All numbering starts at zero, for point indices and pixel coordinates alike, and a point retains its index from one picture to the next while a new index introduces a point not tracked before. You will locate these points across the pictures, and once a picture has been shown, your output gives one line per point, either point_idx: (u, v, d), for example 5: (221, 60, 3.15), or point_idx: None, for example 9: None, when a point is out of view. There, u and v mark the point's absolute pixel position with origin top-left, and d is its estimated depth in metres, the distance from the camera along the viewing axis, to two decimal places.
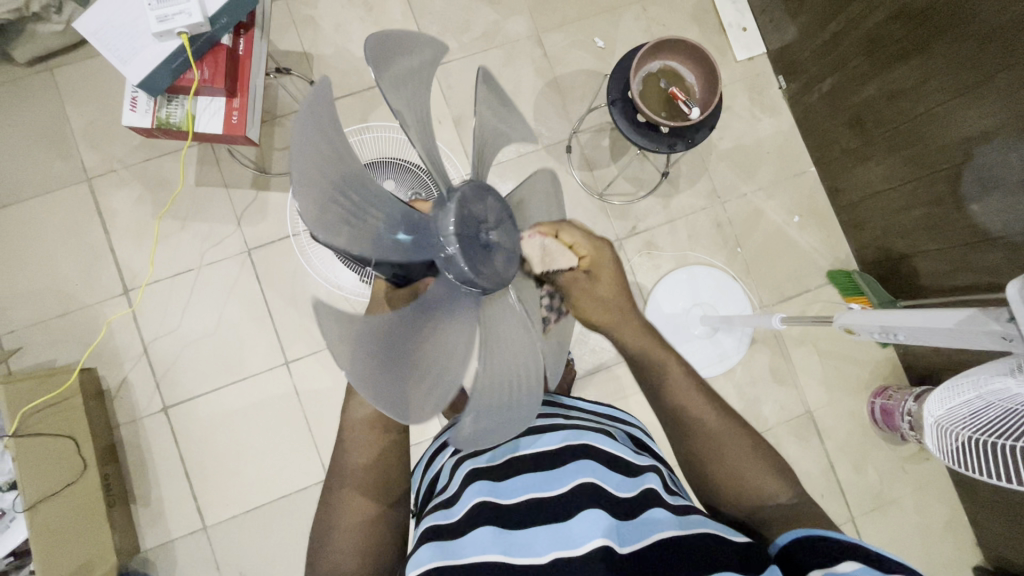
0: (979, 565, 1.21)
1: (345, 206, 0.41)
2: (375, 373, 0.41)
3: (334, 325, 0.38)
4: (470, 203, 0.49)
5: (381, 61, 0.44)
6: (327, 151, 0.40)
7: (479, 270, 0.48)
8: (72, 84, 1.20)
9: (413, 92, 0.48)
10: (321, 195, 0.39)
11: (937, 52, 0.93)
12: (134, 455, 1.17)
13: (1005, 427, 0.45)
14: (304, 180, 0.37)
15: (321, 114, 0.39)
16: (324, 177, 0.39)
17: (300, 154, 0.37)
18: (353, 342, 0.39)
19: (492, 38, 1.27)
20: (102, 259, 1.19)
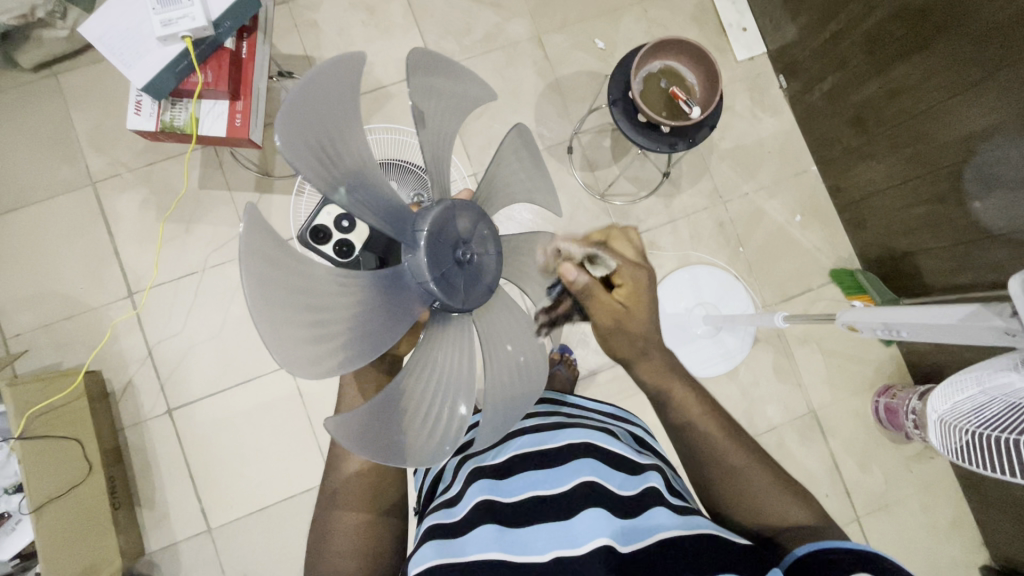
0: (986, 565, 1.20)
1: (330, 169, 0.43)
2: (282, 309, 0.38)
3: (259, 239, 0.37)
4: (454, 221, 0.52)
5: (422, 73, 0.48)
6: (336, 109, 0.43)
7: (446, 281, 0.51)
8: (77, 89, 1.21)
9: (445, 112, 0.52)
10: (310, 133, 0.41)
11: (938, 50, 0.93)
12: (139, 457, 1.17)
13: (1008, 421, 0.45)
14: (300, 110, 0.40)
15: (340, 84, 0.42)
16: (318, 137, 0.42)
17: (299, 105, 0.40)
18: (269, 265, 0.37)
19: (493, 40, 1.28)
20: (106, 263, 1.20)
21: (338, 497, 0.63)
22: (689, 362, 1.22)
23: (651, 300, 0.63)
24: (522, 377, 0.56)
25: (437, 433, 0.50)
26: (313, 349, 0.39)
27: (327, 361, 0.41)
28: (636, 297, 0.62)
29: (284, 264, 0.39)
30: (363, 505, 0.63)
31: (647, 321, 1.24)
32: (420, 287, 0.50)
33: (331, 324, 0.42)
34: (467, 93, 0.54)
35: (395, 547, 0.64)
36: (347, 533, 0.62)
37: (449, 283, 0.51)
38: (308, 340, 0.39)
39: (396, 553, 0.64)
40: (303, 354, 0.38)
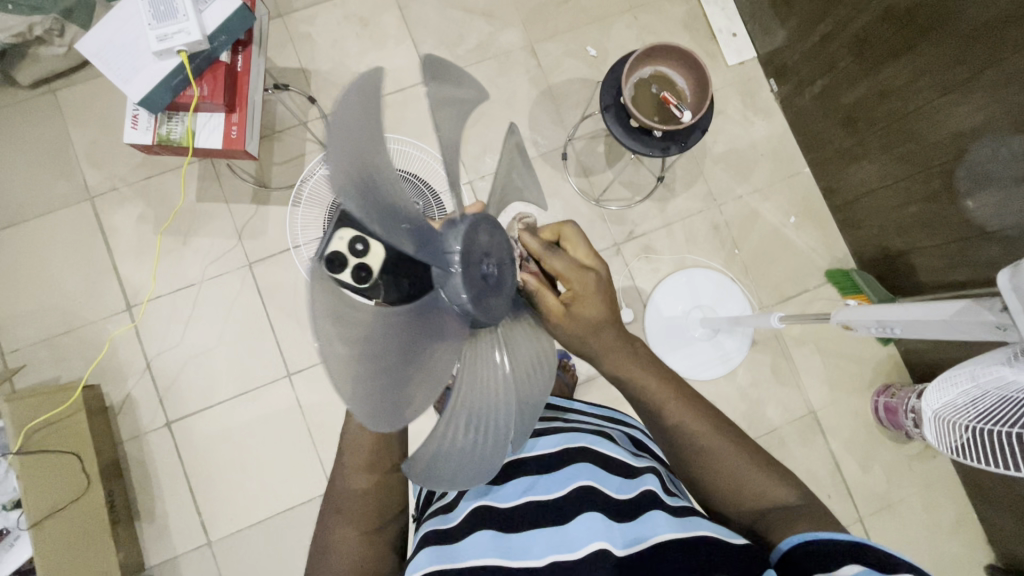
0: (991, 563, 1.19)
1: (362, 195, 0.41)
2: (349, 359, 0.37)
3: (320, 301, 0.36)
4: (482, 235, 0.48)
5: (434, 79, 0.46)
6: (368, 134, 0.41)
7: (480, 303, 0.47)
8: (74, 105, 1.23)
9: (451, 117, 0.50)
10: (347, 164, 0.39)
11: (924, 51, 0.94)
12: (138, 471, 1.17)
13: (1004, 415, 0.45)
14: (339, 142, 0.38)
15: (370, 109, 0.40)
16: (350, 167, 0.40)
17: (333, 139, 0.38)
18: (329, 314, 0.37)
19: (486, 49, 1.29)
20: (105, 276, 1.21)
21: (339, 511, 0.63)
22: (688, 365, 1.22)
23: (601, 300, 0.59)
24: (547, 367, 0.55)
25: (491, 448, 0.49)
26: (376, 401, 0.39)
27: (394, 405, 0.41)
28: (582, 300, 0.58)
29: (341, 310, 0.38)
30: (364, 519, 0.62)
31: (644, 325, 1.24)
32: (451, 308, 0.47)
33: (387, 371, 0.41)
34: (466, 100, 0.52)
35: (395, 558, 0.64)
36: (348, 547, 0.61)
37: (483, 303, 0.47)
38: (375, 384, 0.39)
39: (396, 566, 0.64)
40: (372, 400, 0.39)
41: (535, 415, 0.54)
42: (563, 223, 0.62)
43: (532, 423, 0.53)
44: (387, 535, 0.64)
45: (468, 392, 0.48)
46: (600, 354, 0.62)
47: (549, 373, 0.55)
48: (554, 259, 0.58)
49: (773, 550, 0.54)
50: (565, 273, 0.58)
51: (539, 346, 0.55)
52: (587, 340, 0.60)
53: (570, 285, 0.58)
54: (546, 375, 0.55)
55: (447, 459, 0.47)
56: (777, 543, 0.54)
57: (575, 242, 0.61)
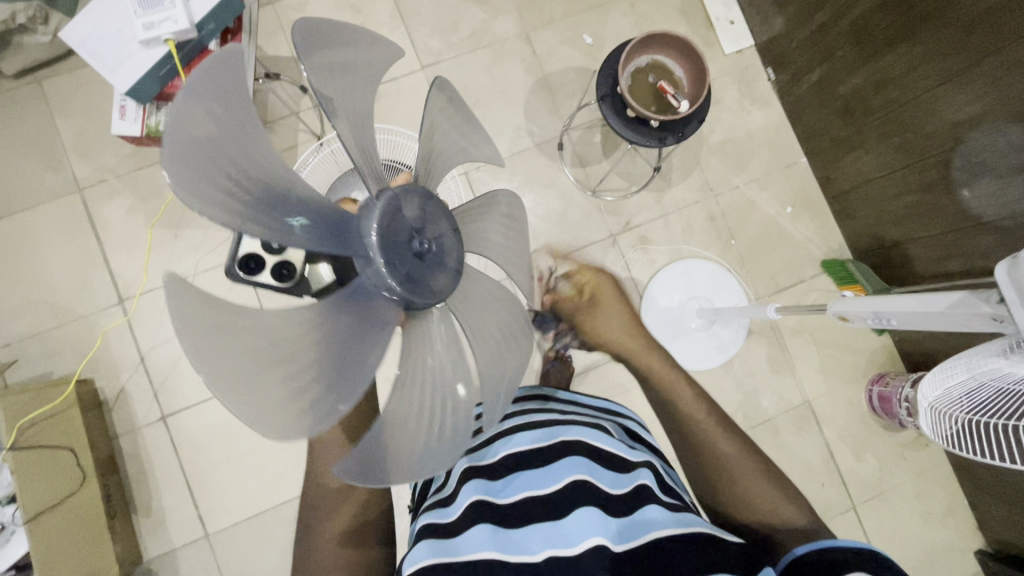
0: (981, 548, 1.21)
1: (240, 194, 0.38)
2: (245, 372, 0.35)
3: (183, 313, 0.34)
4: (400, 210, 0.46)
5: (313, 47, 0.43)
6: (229, 128, 0.37)
7: (430, 290, 0.47)
8: (61, 96, 1.20)
9: (350, 86, 0.47)
10: (207, 165, 0.35)
11: (923, 39, 0.93)
12: (133, 465, 1.16)
13: (1000, 407, 0.45)
14: (190, 144, 0.34)
15: (222, 98, 0.36)
16: (218, 171, 0.36)
17: (183, 144, 0.34)
18: (204, 326, 0.35)
19: (480, 37, 1.27)
20: (96, 269, 1.19)
21: (319, 506, 0.63)
22: (685, 355, 1.22)
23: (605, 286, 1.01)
24: (513, 342, 0.53)
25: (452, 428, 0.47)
26: (291, 406, 0.38)
27: (313, 412, 0.40)
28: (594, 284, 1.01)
29: (231, 316, 0.37)
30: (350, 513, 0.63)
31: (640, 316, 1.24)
32: (377, 296, 0.45)
33: (299, 372, 0.39)
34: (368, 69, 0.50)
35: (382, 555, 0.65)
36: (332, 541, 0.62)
37: (432, 287, 0.47)
38: (283, 392, 0.38)
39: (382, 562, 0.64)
40: (281, 411, 0.37)
41: (504, 396, 0.51)
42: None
43: (498, 403, 0.51)
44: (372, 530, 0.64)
45: (415, 377, 0.47)
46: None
47: (517, 344, 0.53)
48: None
49: (784, 556, 0.55)
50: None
51: (501, 319, 0.53)
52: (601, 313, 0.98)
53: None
54: (511, 349, 0.53)
55: (403, 450, 0.44)
56: (793, 548, 0.55)
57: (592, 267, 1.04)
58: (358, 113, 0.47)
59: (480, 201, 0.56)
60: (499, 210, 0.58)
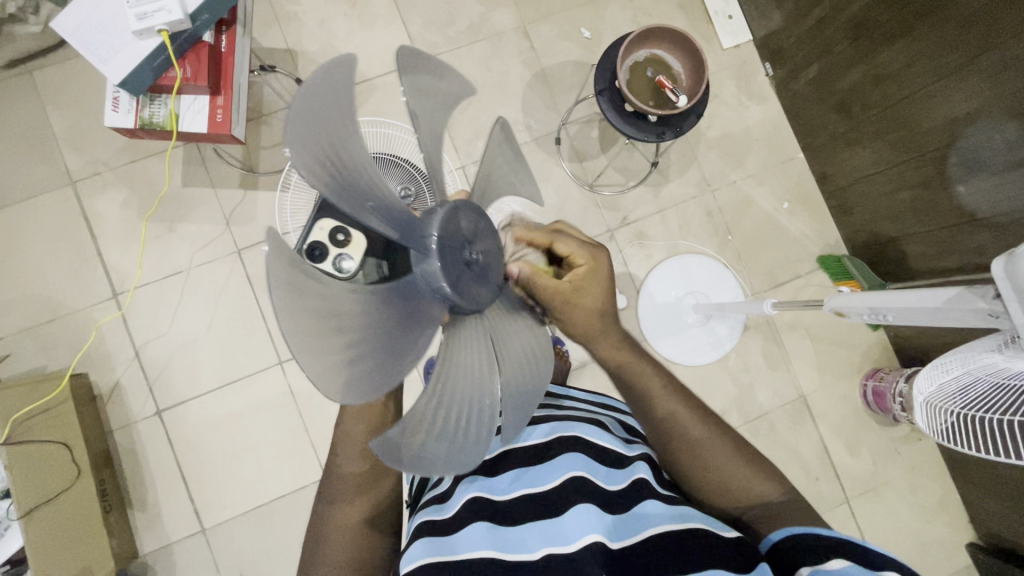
0: (971, 542, 1.23)
1: (332, 178, 0.41)
2: (312, 334, 0.36)
3: (277, 267, 0.35)
4: (462, 217, 0.46)
5: (410, 68, 0.45)
6: (336, 121, 0.41)
7: (477, 298, 0.47)
8: (53, 87, 1.19)
9: (430, 109, 0.49)
10: (314, 148, 0.39)
11: (920, 35, 0.93)
12: (128, 459, 1.16)
13: (995, 402, 0.45)
14: (303, 129, 0.38)
15: (336, 93, 0.40)
16: (321, 147, 0.40)
17: (302, 115, 0.38)
18: (289, 282, 0.36)
19: (477, 31, 1.27)
20: (89, 263, 1.18)
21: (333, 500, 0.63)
22: (681, 350, 1.22)
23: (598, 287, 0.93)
24: (536, 361, 0.55)
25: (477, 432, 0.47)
26: (347, 376, 0.38)
27: (366, 386, 0.39)
28: None
29: (310, 280, 0.37)
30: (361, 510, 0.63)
31: (637, 311, 1.24)
32: (435, 295, 0.45)
33: (359, 345, 0.40)
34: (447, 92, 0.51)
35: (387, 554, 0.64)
36: (342, 539, 0.61)
37: (478, 296, 0.47)
38: (344, 357, 0.38)
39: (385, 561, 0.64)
40: (341, 375, 0.38)
41: (524, 411, 0.53)
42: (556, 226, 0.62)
43: (518, 417, 0.53)
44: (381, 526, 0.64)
45: (449, 377, 0.47)
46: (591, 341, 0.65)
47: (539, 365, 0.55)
48: (566, 241, 0.61)
49: (762, 539, 0.56)
50: (573, 254, 0.61)
51: (529, 336, 0.55)
52: None
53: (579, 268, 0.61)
54: (536, 366, 0.55)
55: (429, 445, 0.44)
56: (767, 534, 0.56)
57: None
58: (432, 135, 0.49)
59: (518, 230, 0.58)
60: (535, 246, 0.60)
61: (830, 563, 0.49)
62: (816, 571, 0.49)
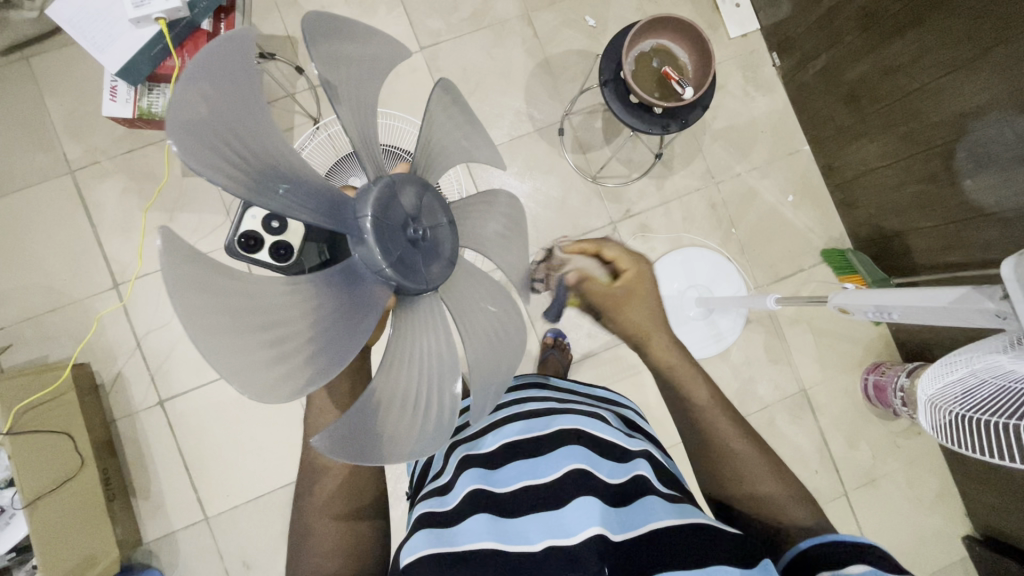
0: (968, 535, 1.23)
1: (242, 167, 0.36)
2: (230, 331, 0.33)
3: (181, 265, 0.31)
4: (397, 192, 0.46)
5: (320, 35, 0.40)
6: (236, 98, 0.35)
7: (427, 276, 0.47)
8: (50, 74, 1.17)
9: (357, 80, 0.45)
10: (213, 136, 0.34)
11: (932, 26, 0.92)
12: (131, 449, 1.16)
13: (1000, 404, 0.44)
14: (193, 116, 0.33)
15: (230, 68, 0.35)
16: (223, 137, 0.35)
17: (193, 112, 0.33)
18: (192, 286, 0.32)
19: (480, 18, 1.24)
20: (90, 253, 1.18)
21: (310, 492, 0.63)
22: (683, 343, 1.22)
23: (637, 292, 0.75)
24: (506, 341, 0.53)
25: (433, 419, 0.46)
26: (278, 377, 0.35)
27: (301, 382, 0.37)
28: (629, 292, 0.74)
29: (243, 92, 0.36)
30: (340, 497, 0.63)
31: None
32: (378, 277, 0.44)
33: (290, 338, 0.37)
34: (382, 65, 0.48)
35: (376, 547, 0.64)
36: (325, 530, 0.62)
37: (427, 274, 0.47)
38: (272, 358, 0.35)
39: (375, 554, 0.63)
40: (270, 377, 0.35)
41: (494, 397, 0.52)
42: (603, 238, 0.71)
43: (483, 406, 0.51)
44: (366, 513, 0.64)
45: (405, 355, 0.47)
46: (642, 342, 0.69)
47: (507, 345, 0.53)
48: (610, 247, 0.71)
49: (788, 549, 0.55)
50: (619, 260, 0.70)
51: (498, 319, 0.54)
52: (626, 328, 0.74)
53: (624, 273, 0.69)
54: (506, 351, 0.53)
55: (387, 435, 0.43)
56: (798, 542, 0.55)
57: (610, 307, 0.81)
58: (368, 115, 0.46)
59: (477, 200, 0.56)
60: (500, 208, 0.57)
61: (848, 568, 0.48)
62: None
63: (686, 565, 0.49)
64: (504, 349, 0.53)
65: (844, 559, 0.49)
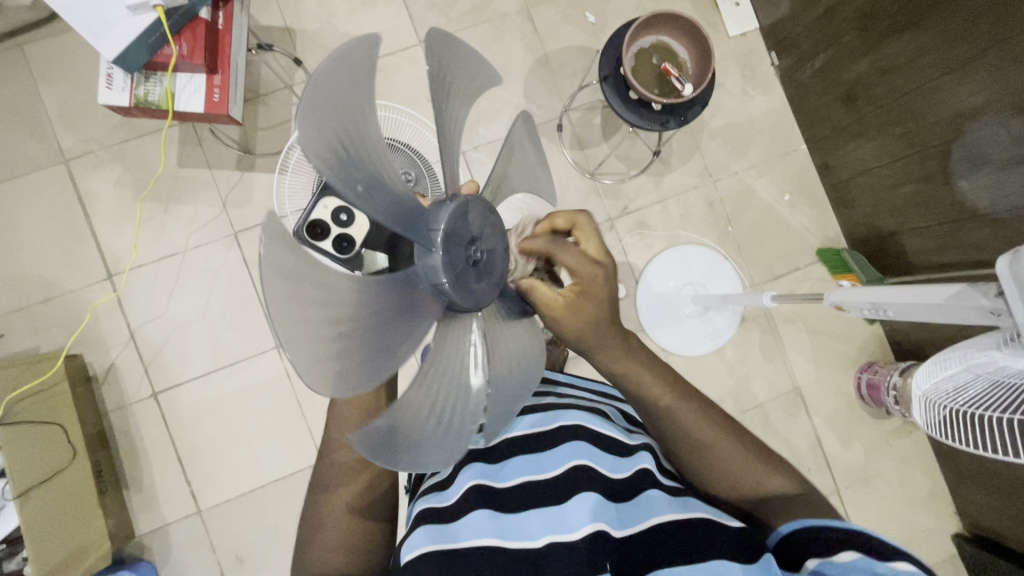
0: (957, 532, 1.25)
1: (436, 92, 0.46)
2: (328, 95, 0.37)
3: (358, 56, 0.38)
4: (487, 218, 0.47)
5: (521, 128, 0.57)
6: (464, 74, 0.49)
7: (457, 280, 0.44)
8: (44, 62, 1.16)
9: (522, 163, 0.59)
10: (437, 66, 0.45)
11: (929, 28, 0.92)
12: (124, 440, 1.16)
13: (991, 398, 0.45)
14: (440, 49, 0.45)
15: (479, 65, 0.50)
16: (440, 71, 0.46)
17: (442, 43, 0.45)
18: (350, 72, 0.38)
19: (480, 13, 1.24)
20: (83, 243, 1.17)
21: (328, 486, 0.63)
22: (678, 340, 1.22)
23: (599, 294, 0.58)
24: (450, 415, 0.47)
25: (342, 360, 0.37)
26: (318, 138, 0.37)
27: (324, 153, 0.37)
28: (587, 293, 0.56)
29: (469, 72, 0.50)
30: (354, 493, 0.63)
31: (635, 301, 1.24)
32: (427, 235, 0.44)
33: (339, 148, 0.39)
34: (544, 176, 0.63)
35: (382, 543, 0.64)
36: (336, 522, 0.62)
37: (463, 284, 0.45)
38: (325, 135, 0.37)
39: (380, 546, 0.64)
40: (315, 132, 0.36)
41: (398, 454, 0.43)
42: (578, 211, 0.59)
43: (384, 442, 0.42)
44: (375, 511, 0.64)
45: (377, 301, 0.40)
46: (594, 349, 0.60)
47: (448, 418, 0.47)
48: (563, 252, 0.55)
49: (771, 533, 0.57)
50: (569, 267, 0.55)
51: (459, 387, 0.48)
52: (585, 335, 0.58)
53: (578, 279, 0.56)
54: (445, 422, 0.46)
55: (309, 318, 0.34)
56: (778, 526, 0.57)
57: (588, 236, 0.58)
58: (513, 174, 0.58)
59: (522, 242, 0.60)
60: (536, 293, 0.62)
61: (838, 556, 0.50)
62: (824, 564, 0.50)
63: (688, 559, 0.50)
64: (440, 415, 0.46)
65: (834, 546, 0.51)
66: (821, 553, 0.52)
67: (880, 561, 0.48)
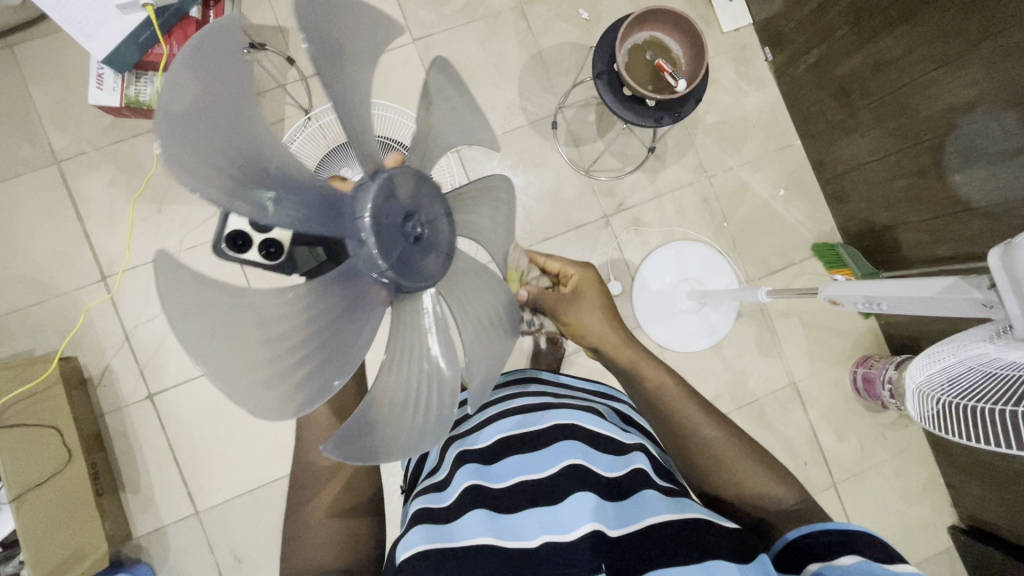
0: (954, 525, 1.25)
1: (322, 56, 0.40)
2: (192, 109, 0.33)
3: (215, 48, 0.33)
4: (419, 187, 0.45)
5: (438, 71, 0.50)
6: (356, 26, 0.43)
7: (400, 260, 0.43)
8: (35, 63, 1.15)
9: (448, 113, 0.52)
10: (320, 32, 0.40)
11: (921, 22, 0.92)
12: (121, 442, 1.15)
13: (984, 391, 0.45)
14: (314, 13, 0.39)
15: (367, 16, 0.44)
16: (324, 34, 0.41)
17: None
18: (214, 68, 0.33)
19: (474, 10, 1.24)
20: (77, 246, 1.16)
21: (314, 483, 0.64)
22: (674, 337, 1.23)
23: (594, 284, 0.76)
24: (424, 407, 0.46)
25: (291, 383, 0.37)
26: (196, 160, 0.33)
27: (209, 176, 0.34)
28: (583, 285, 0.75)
29: (356, 17, 0.43)
30: (335, 495, 0.64)
31: (631, 298, 1.24)
32: (354, 222, 0.42)
33: (230, 166, 0.35)
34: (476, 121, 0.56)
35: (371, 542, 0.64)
36: (321, 524, 0.62)
37: (407, 263, 0.43)
38: (207, 155, 0.34)
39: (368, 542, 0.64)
40: (191, 158, 0.33)
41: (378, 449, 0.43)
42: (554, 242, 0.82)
43: (359, 441, 0.42)
44: (360, 510, 0.65)
45: (323, 306, 0.40)
46: (598, 341, 0.73)
47: (423, 408, 0.46)
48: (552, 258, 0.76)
49: (776, 539, 0.57)
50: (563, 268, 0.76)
51: (429, 375, 0.48)
52: (591, 317, 0.73)
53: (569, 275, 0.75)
54: (423, 411, 0.46)
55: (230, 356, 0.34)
56: (787, 531, 0.57)
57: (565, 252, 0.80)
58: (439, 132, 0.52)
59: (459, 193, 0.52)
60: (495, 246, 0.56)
61: (840, 560, 0.49)
62: (825, 568, 0.49)
63: (689, 559, 0.50)
64: (415, 407, 0.46)
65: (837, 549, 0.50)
66: (824, 556, 0.50)
67: (884, 569, 0.47)
